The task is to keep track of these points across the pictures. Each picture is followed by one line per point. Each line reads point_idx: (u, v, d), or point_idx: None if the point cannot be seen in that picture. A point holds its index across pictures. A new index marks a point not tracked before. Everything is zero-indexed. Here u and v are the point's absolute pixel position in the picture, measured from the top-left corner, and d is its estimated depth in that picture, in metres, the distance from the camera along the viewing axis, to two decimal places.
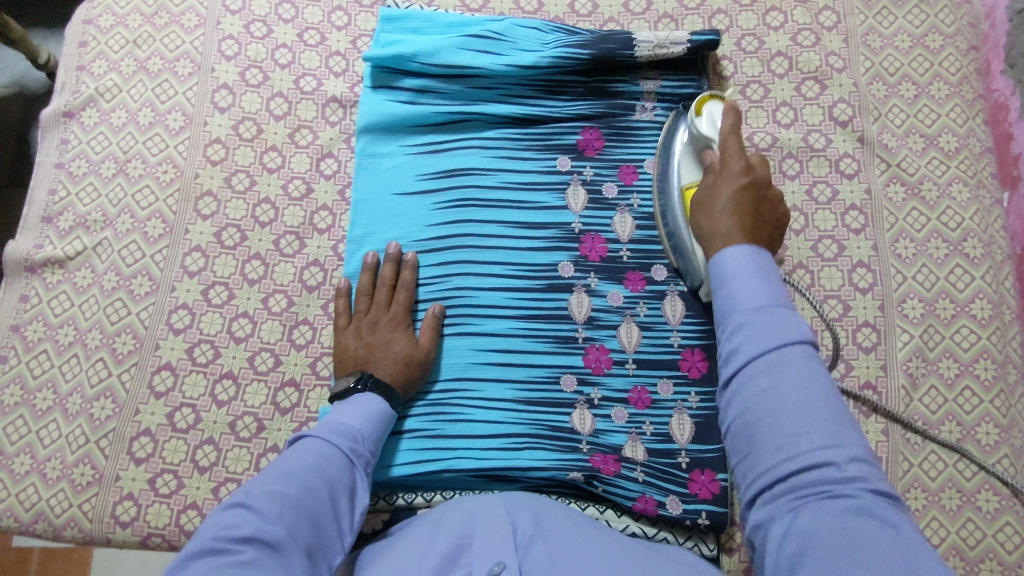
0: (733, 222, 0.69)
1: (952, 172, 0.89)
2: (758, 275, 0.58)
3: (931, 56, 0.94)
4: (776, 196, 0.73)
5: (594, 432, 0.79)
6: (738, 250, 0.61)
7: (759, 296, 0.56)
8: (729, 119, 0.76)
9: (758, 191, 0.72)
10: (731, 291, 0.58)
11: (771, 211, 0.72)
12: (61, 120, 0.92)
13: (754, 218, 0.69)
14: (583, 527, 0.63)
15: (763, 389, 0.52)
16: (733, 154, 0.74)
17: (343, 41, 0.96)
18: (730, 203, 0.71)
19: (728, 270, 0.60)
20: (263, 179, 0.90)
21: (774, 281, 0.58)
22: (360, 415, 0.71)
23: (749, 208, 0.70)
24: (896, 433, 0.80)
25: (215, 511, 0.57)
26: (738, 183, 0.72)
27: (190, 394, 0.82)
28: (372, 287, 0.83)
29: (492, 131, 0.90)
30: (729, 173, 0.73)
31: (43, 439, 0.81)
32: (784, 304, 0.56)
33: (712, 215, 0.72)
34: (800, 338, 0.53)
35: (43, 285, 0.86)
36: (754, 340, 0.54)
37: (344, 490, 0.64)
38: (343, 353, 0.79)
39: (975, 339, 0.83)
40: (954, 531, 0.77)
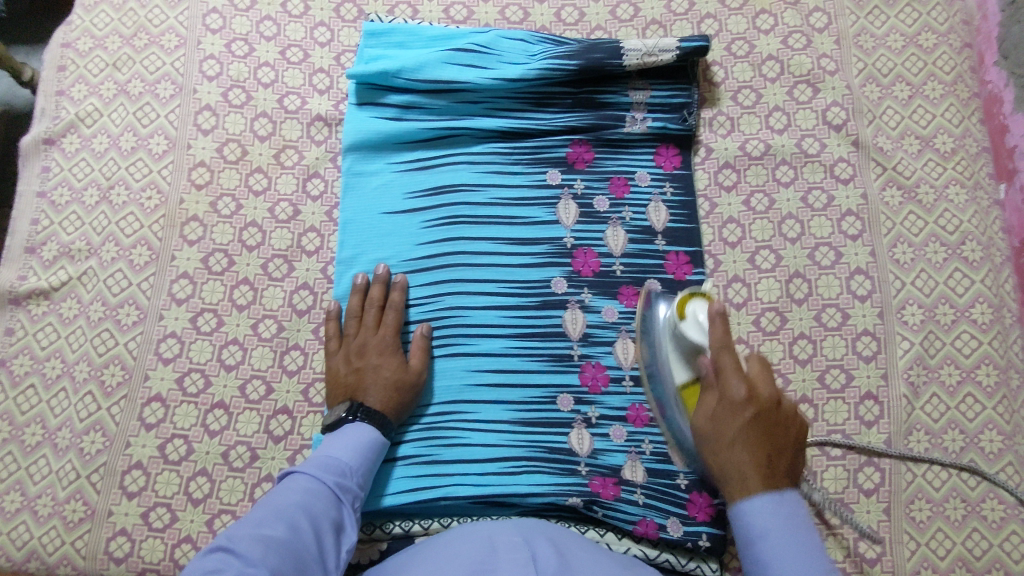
0: (753, 462, 0.62)
1: (948, 173, 0.88)
2: (795, 526, 0.59)
3: (924, 55, 0.92)
4: (787, 410, 0.65)
5: (592, 452, 0.78)
6: (768, 494, 0.61)
7: (796, 557, 0.57)
8: (720, 325, 0.66)
9: (769, 419, 0.64)
10: (766, 556, 0.58)
11: (791, 437, 0.64)
12: (41, 147, 0.90)
13: (773, 457, 0.63)
14: (580, 555, 0.61)
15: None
16: (731, 373, 0.65)
17: (327, 58, 0.95)
18: (746, 456, 0.63)
19: (762, 525, 0.59)
20: (249, 202, 0.88)
21: (804, 532, 0.58)
22: (348, 447, 0.71)
23: (764, 440, 0.63)
24: (898, 444, 0.79)
25: (198, 555, 0.56)
26: (744, 416, 0.64)
27: (181, 425, 0.81)
28: (361, 309, 0.82)
29: (480, 146, 0.88)
30: (736, 406, 0.65)
31: (33, 476, 0.79)
32: (819, 565, 0.56)
33: (722, 452, 0.65)
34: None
35: (28, 317, 0.85)
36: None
37: (330, 526, 0.65)
38: (335, 379, 0.79)
39: (976, 344, 0.82)
40: (960, 542, 0.76)
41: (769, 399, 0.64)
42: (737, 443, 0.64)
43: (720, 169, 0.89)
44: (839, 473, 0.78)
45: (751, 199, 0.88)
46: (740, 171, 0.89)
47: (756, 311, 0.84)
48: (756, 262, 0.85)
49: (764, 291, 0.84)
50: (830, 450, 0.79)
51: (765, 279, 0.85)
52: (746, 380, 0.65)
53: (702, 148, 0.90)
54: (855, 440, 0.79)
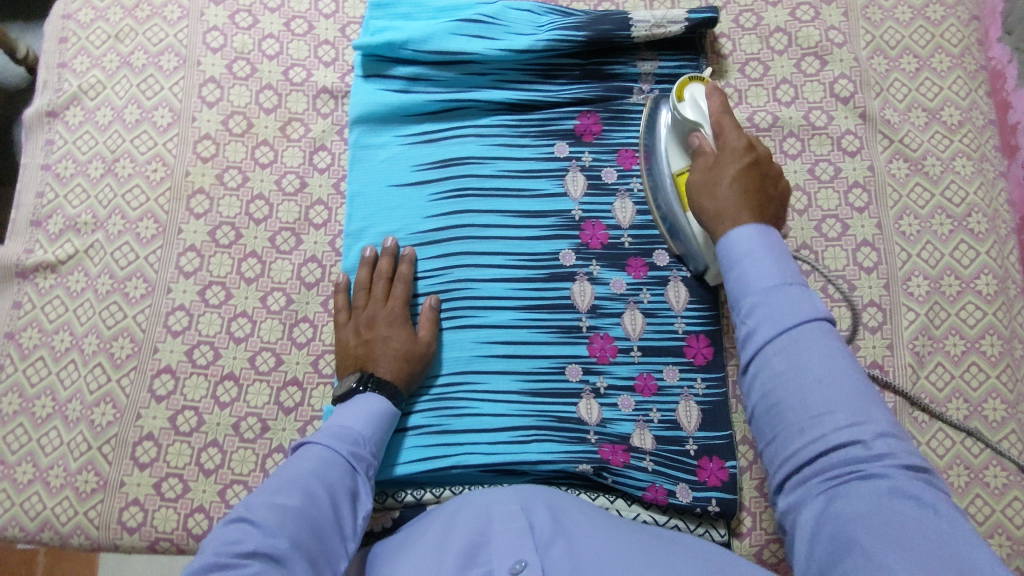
0: (746, 199, 0.64)
1: (955, 146, 0.88)
2: (774, 250, 0.54)
3: (932, 27, 0.92)
4: (775, 169, 0.70)
5: (601, 421, 0.78)
6: (753, 228, 0.56)
7: (776, 275, 0.52)
8: (716, 99, 0.74)
9: (761, 166, 0.68)
10: (748, 275, 0.53)
11: (772, 188, 0.68)
12: (45, 119, 0.90)
13: (760, 196, 0.65)
14: (586, 519, 0.62)
15: (784, 365, 0.49)
16: (731, 132, 0.71)
17: (332, 29, 0.94)
18: (739, 194, 0.65)
19: (745, 245, 0.55)
20: (256, 175, 0.88)
21: (784, 259, 0.54)
22: (360, 416, 0.70)
23: (758, 182, 0.66)
24: (903, 413, 0.80)
25: (218, 528, 0.56)
26: (743, 162, 0.68)
27: (192, 396, 0.81)
28: (370, 282, 0.81)
29: (487, 118, 0.88)
30: (732, 150, 0.69)
31: (44, 447, 0.80)
32: (800, 283, 0.51)
33: (713, 192, 0.67)
34: (815, 315, 0.49)
35: (35, 290, 0.85)
36: (773, 322, 0.50)
37: (346, 494, 0.64)
38: (343, 350, 0.78)
39: (980, 315, 0.82)
40: (963, 508, 0.77)
41: (758, 153, 0.69)
42: (733, 182, 0.66)
43: None
44: None
45: None
46: None
47: None
48: None
49: None
50: None
51: None
52: (741, 134, 0.70)
53: None
54: None
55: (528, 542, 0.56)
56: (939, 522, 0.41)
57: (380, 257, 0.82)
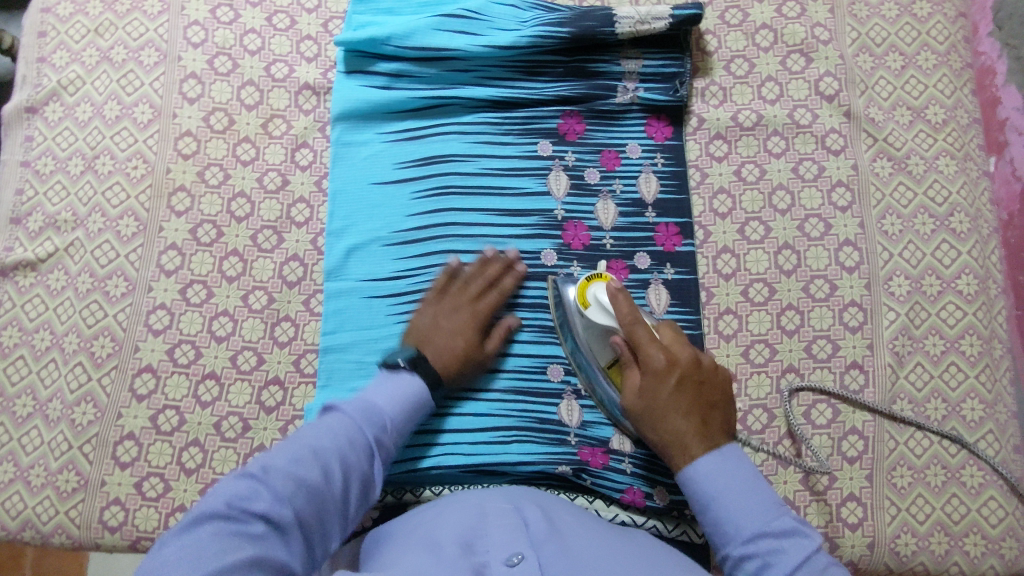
0: (688, 426, 0.68)
1: (938, 145, 0.88)
2: (751, 482, 0.65)
3: (919, 24, 0.91)
4: (705, 367, 0.72)
5: (581, 423, 0.79)
6: (710, 456, 0.67)
7: (754, 514, 0.63)
8: (624, 302, 0.72)
9: (690, 380, 0.70)
10: (722, 515, 0.64)
11: (715, 385, 0.71)
12: (24, 116, 0.89)
13: (704, 405, 0.70)
14: (576, 520, 0.63)
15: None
16: (650, 345, 0.71)
17: (314, 24, 0.93)
18: (685, 416, 0.69)
19: (716, 485, 0.65)
20: (237, 172, 0.87)
21: (758, 485, 0.65)
22: (395, 401, 0.70)
23: (693, 399, 0.70)
24: (882, 413, 0.80)
25: (234, 476, 0.58)
26: (668, 383, 0.70)
27: (173, 396, 0.81)
28: (474, 277, 0.81)
29: (470, 116, 0.88)
30: (660, 376, 0.70)
31: (25, 446, 0.80)
32: (777, 510, 0.63)
33: (660, 422, 0.70)
34: (802, 537, 0.61)
35: (15, 289, 0.84)
36: (779, 563, 0.60)
37: (360, 478, 0.64)
38: (416, 324, 0.79)
39: (961, 315, 0.83)
40: (939, 507, 0.78)
41: (686, 361, 0.71)
42: (670, 409, 0.70)
43: (711, 140, 0.89)
44: (824, 441, 0.80)
45: (741, 170, 0.88)
46: (731, 142, 0.88)
47: (745, 282, 0.84)
48: (745, 234, 0.86)
49: (753, 262, 0.85)
50: (815, 419, 0.80)
51: (754, 251, 0.85)
52: (662, 349, 0.71)
53: (694, 118, 0.89)
54: (840, 409, 0.80)
55: (524, 537, 0.57)
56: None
57: (491, 259, 0.81)
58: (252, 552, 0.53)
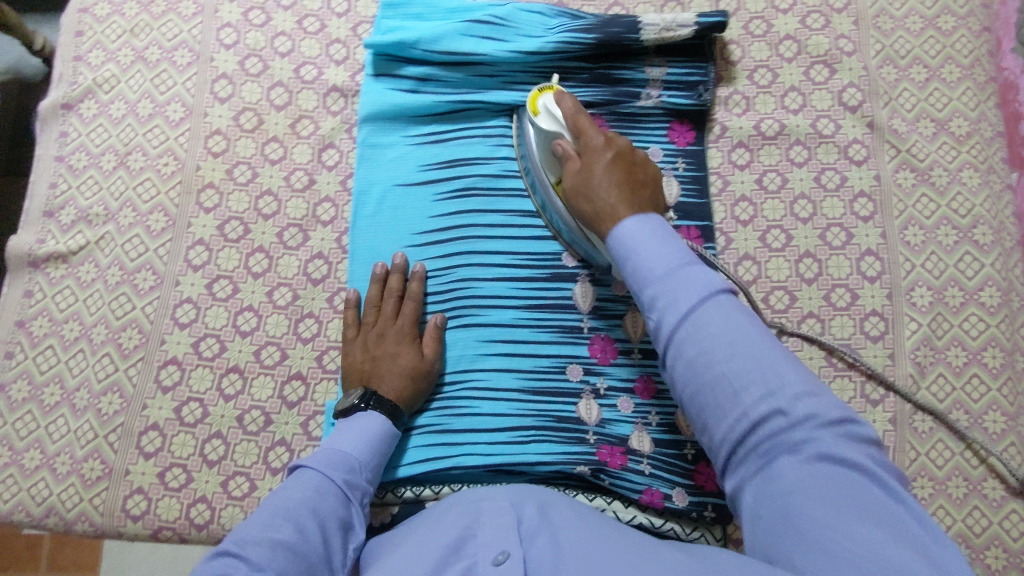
0: (619, 196, 0.71)
1: (962, 157, 0.88)
2: (665, 238, 0.65)
3: (943, 38, 0.92)
4: (641, 158, 0.76)
5: (600, 422, 0.79)
6: (633, 221, 0.67)
7: (669, 259, 0.63)
8: (570, 103, 0.78)
9: (625, 160, 0.74)
10: (639, 264, 0.64)
11: (648, 176, 0.75)
12: (59, 112, 0.91)
13: (638, 185, 0.73)
14: (575, 513, 0.63)
15: (694, 350, 0.58)
16: (591, 130, 0.76)
17: (343, 28, 0.95)
18: (618, 188, 0.72)
19: (631, 241, 0.66)
20: (266, 170, 0.89)
21: (676, 245, 0.64)
22: (360, 441, 0.72)
23: (627, 177, 0.73)
24: (903, 423, 0.80)
25: (206, 559, 0.58)
26: (605, 158, 0.74)
27: (197, 388, 0.82)
28: (381, 299, 0.82)
29: (494, 120, 0.89)
30: (598, 152, 0.75)
31: (52, 434, 0.81)
32: (688, 262, 0.62)
33: (593, 195, 0.73)
34: (710, 286, 0.60)
35: (47, 280, 0.86)
36: (681, 304, 0.60)
37: (337, 525, 0.65)
38: (351, 364, 0.79)
39: (983, 327, 0.82)
40: (960, 519, 0.77)
41: (621, 146, 0.75)
42: (604, 180, 0.73)
43: (734, 148, 0.89)
44: None
45: (764, 178, 0.88)
46: (754, 150, 0.89)
47: (766, 289, 0.84)
48: (767, 241, 0.86)
49: (774, 269, 0.85)
50: None
51: (775, 258, 0.85)
52: (604, 136, 0.75)
53: (717, 126, 0.90)
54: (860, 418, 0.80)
55: (511, 539, 0.58)
56: (897, 509, 0.49)
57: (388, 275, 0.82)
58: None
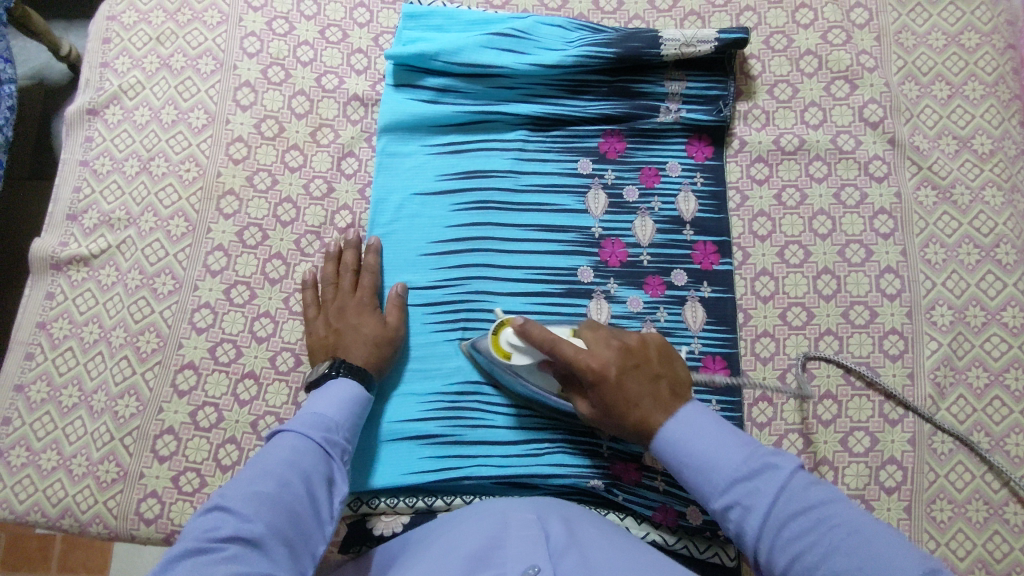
0: (657, 408, 0.64)
1: (985, 175, 0.87)
2: (721, 428, 0.61)
3: (966, 54, 0.91)
4: (636, 341, 0.68)
5: (614, 437, 0.78)
6: (671, 420, 0.62)
7: (731, 458, 0.58)
8: (535, 330, 0.67)
9: (628, 362, 0.66)
10: (705, 480, 0.59)
11: (654, 355, 0.67)
12: (85, 117, 0.93)
13: (658, 389, 0.65)
14: (598, 533, 0.63)
15: (787, 560, 0.53)
16: (582, 358, 0.66)
17: (365, 38, 0.96)
18: (642, 399, 0.64)
19: (687, 456, 0.60)
20: (285, 178, 0.90)
21: (735, 435, 0.60)
22: (335, 403, 0.70)
23: (646, 381, 0.65)
24: (922, 444, 0.79)
25: (197, 515, 0.58)
26: (610, 379, 0.65)
27: (213, 393, 0.82)
28: (337, 275, 0.83)
29: (513, 132, 0.89)
30: (601, 376, 0.66)
31: (69, 436, 0.82)
32: (746, 450, 0.58)
33: (627, 417, 0.65)
34: (776, 473, 0.56)
35: (68, 283, 0.87)
36: (759, 510, 0.55)
37: (322, 480, 0.64)
38: (315, 341, 0.80)
39: (1005, 348, 0.81)
40: (981, 544, 0.76)
41: (614, 358, 0.66)
42: (627, 400, 0.65)
43: (753, 163, 0.89)
44: (861, 469, 0.78)
45: (783, 194, 0.87)
46: (773, 165, 0.89)
47: (783, 305, 0.84)
48: (785, 257, 0.85)
49: (792, 285, 0.84)
50: (853, 446, 0.79)
51: (793, 274, 0.85)
52: (590, 356, 0.66)
53: (736, 140, 0.90)
54: (878, 437, 0.79)
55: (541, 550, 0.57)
56: None
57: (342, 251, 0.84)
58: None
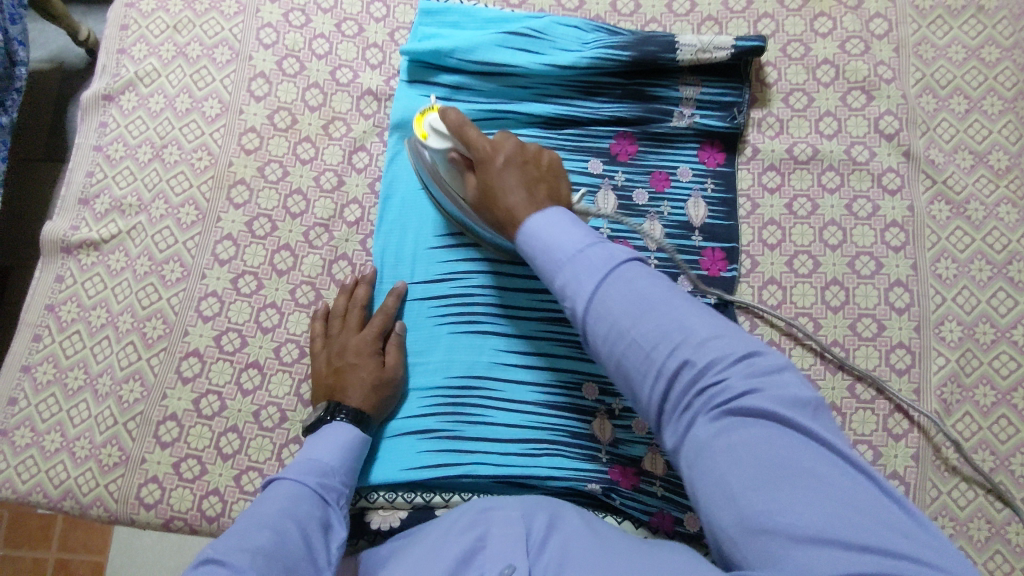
0: (523, 196, 0.69)
1: (1000, 191, 0.86)
2: (576, 222, 0.63)
3: (986, 69, 0.90)
4: (536, 151, 0.73)
5: (613, 441, 0.78)
6: (535, 215, 0.65)
7: (573, 242, 0.61)
8: (451, 112, 0.75)
9: (519, 159, 0.72)
10: (547, 258, 0.62)
11: (545, 167, 0.73)
12: (101, 103, 0.93)
13: (533, 182, 0.71)
14: (587, 523, 0.62)
15: (606, 329, 0.57)
16: (477, 139, 0.74)
17: (381, 33, 0.96)
18: (514, 190, 0.70)
19: (538, 237, 0.63)
20: (297, 170, 0.90)
21: (581, 226, 0.62)
22: (331, 448, 0.71)
23: (529, 178, 0.71)
24: (925, 460, 0.78)
25: (189, 570, 0.55)
26: (497, 164, 0.72)
27: (216, 381, 0.83)
28: (346, 311, 0.82)
29: (525, 131, 0.89)
30: (488, 160, 0.72)
31: (73, 418, 0.82)
32: (592, 240, 0.61)
33: (497, 204, 0.71)
34: (611, 261, 0.59)
35: (78, 266, 0.88)
36: (589, 281, 0.58)
37: (316, 527, 0.64)
38: (317, 377, 0.79)
39: (1014, 366, 0.80)
40: (981, 563, 0.75)
41: (511, 147, 0.73)
42: (504, 186, 0.71)
43: (765, 170, 0.88)
44: None
45: (794, 203, 0.87)
46: (785, 174, 0.88)
47: (790, 315, 0.83)
48: (793, 267, 0.85)
49: (799, 296, 0.84)
50: None
51: (801, 284, 0.84)
52: (489, 141, 0.73)
53: (749, 147, 0.89)
54: (881, 451, 0.78)
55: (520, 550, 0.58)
56: (789, 435, 0.49)
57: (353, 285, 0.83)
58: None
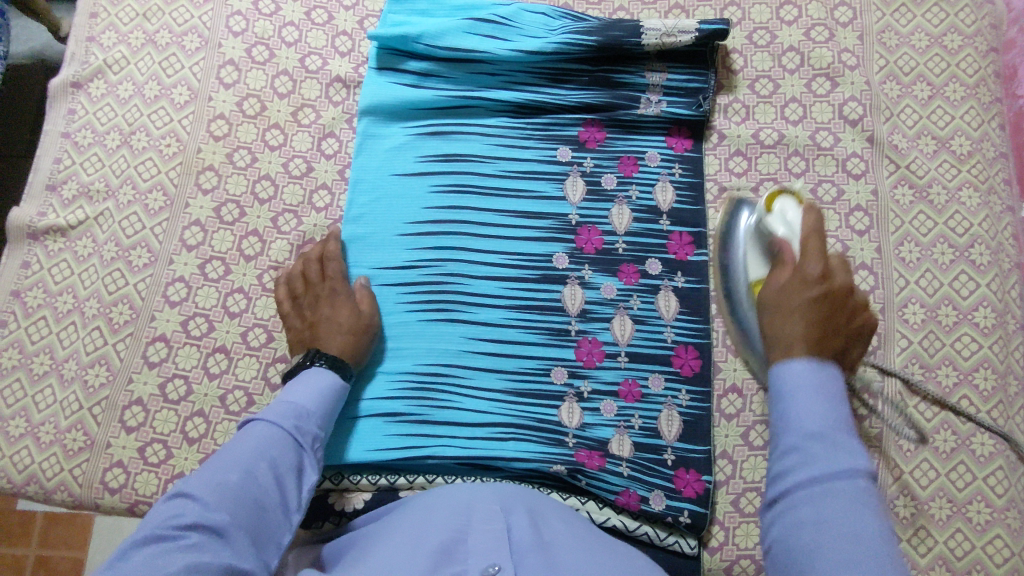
0: (807, 331, 0.60)
1: (962, 175, 0.87)
2: (831, 396, 0.54)
3: (948, 56, 0.91)
4: (855, 308, 0.65)
5: (581, 425, 0.79)
6: (806, 362, 0.57)
7: (821, 420, 0.53)
8: (816, 216, 0.66)
9: (833, 304, 0.63)
10: (791, 412, 0.54)
11: (846, 319, 0.63)
12: (69, 90, 0.93)
13: (820, 337, 0.60)
14: (565, 530, 0.63)
15: (778, 528, 0.51)
16: (814, 255, 0.65)
17: (350, 21, 0.96)
18: (796, 339, 0.60)
19: (796, 384, 0.55)
20: (265, 156, 0.90)
21: (839, 404, 0.54)
22: (309, 392, 0.70)
23: (828, 319, 0.62)
24: (887, 440, 0.79)
25: (160, 501, 0.58)
26: (814, 292, 0.63)
27: (183, 365, 0.83)
28: (304, 269, 0.83)
29: (493, 119, 0.89)
30: (810, 283, 0.64)
31: (38, 404, 0.82)
32: (848, 433, 0.52)
33: (781, 322, 0.63)
34: (853, 469, 0.50)
35: (45, 252, 0.87)
36: (807, 469, 0.51)
37: (289, 470, 0.64)
38: (294, 337, 0.80)
39: (976, 348, 0.81)
40: (942, 541, 0.76)
41: (839, 282, 0.64)
42: (799, 317, 0.62)
43: (731, 156, 0.89)
44: None
45: (760, 188, 0.88)
46: (752, 159, 0.89)
47: None
48: None
49: None
50: None
51: None
52: (825, 260, 0.65)
53: (715, 133, 0.90)
54: None
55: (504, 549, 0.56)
56: None
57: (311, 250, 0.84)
58: (187, 559, 0.53)
